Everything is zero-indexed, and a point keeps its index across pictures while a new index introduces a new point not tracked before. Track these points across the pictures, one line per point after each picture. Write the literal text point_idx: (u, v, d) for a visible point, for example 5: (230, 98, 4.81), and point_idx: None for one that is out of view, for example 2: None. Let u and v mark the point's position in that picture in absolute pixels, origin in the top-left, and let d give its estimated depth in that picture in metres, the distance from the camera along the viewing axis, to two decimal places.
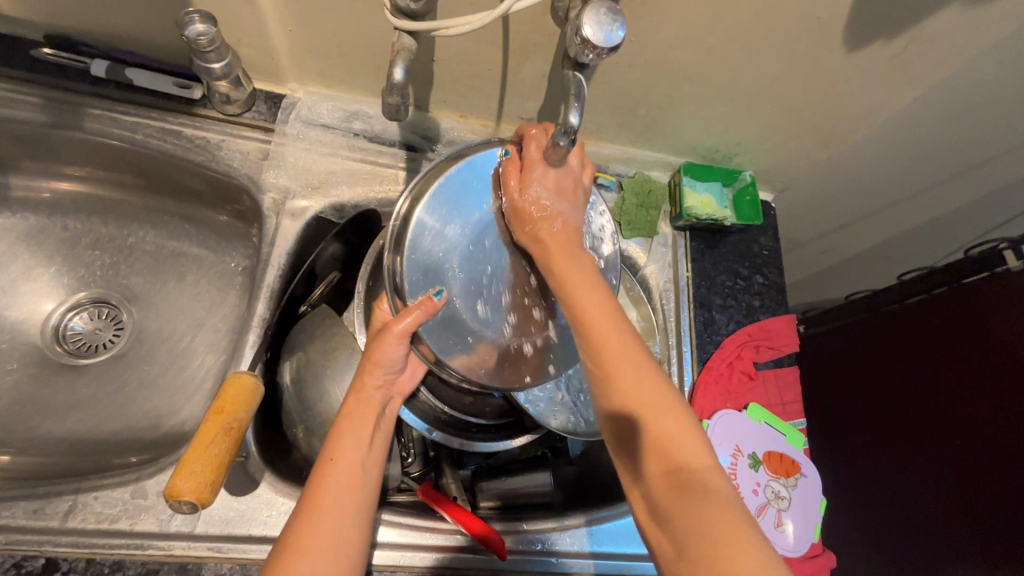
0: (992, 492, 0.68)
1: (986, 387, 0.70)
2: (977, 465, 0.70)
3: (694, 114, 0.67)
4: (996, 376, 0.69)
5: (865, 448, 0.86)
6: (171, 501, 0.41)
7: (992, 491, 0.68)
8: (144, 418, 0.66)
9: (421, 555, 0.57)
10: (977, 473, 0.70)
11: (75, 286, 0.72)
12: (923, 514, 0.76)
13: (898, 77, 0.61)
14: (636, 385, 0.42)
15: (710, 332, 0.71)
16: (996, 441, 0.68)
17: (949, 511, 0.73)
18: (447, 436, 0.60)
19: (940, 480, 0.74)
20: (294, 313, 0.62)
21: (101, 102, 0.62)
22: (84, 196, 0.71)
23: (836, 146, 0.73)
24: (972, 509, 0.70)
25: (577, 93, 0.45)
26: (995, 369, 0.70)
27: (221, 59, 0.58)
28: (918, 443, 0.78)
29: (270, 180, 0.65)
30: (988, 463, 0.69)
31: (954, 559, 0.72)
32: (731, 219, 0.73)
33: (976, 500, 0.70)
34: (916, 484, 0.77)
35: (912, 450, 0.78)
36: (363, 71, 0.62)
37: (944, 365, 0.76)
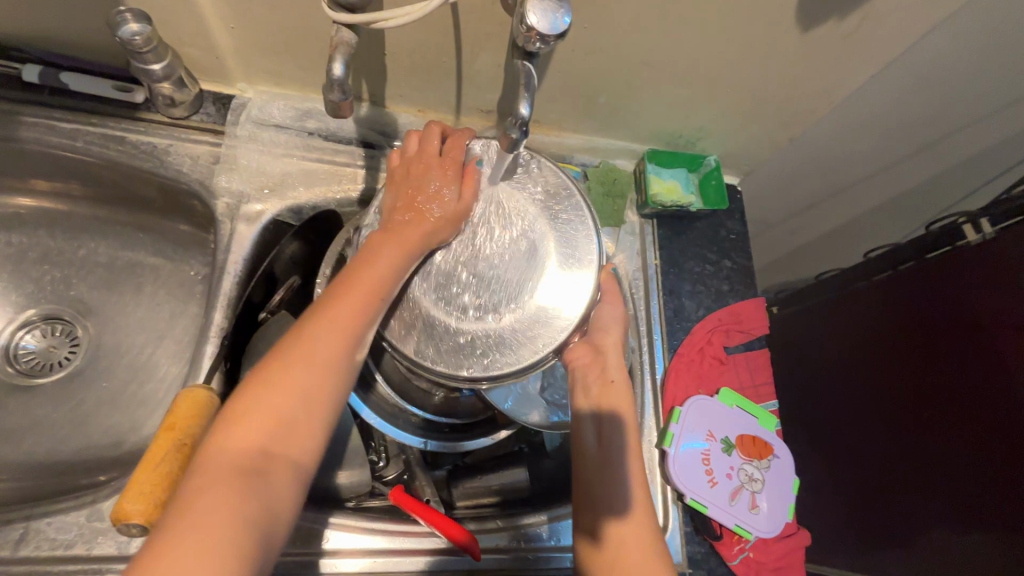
0: (968, 461, 0.69)
1: (957, 360, 0.71)
2: (953, 427, 0.71)
3: (654, 100, 0.66)
4: (964, 341, 0.71)
5: (838, 421, 0.87)
6: (119, 524, 0.39)
7: (967, 458, 0.69)
8: (107, 435, 0.64)
9: (394, 560, 0.56)
10: (954, 443, 0.70)
11: (25, 303, 0.69)
12: (902, 484, 0.76)
13: (853, 56, 0.61)
14: (634, 525, 0.53)
15: (680, 318, 0.71)
16: (970, 403, 0.69)
17: (926, 481, 0.73)
18: (443, 444, 0.61)
19: (919, 451, 0.74)
20: (253, 321, 0.60)
21: (36, 109, 0.59)
22: (32, 210, 0.69)
23: (797, 126, 0.73)
24: (948, 479, 0.70)
25: (528, 83, 0.44)
26: (965, 341, 0.70)
27: (159, 60, 0.55)
28: (894, 406, 0.79)
29: (222, 185, 0.63)
30: (965, 432, 0.69)
31: (930, 529, 0.72)
32: (697, 205, 0.73)
33: (952, 469, 0.70)
34: (895, 456, 0.78)
35: (889, 421, 0.79)
36: (313, 67, 0.61)
37: (916, 342, 0.77)
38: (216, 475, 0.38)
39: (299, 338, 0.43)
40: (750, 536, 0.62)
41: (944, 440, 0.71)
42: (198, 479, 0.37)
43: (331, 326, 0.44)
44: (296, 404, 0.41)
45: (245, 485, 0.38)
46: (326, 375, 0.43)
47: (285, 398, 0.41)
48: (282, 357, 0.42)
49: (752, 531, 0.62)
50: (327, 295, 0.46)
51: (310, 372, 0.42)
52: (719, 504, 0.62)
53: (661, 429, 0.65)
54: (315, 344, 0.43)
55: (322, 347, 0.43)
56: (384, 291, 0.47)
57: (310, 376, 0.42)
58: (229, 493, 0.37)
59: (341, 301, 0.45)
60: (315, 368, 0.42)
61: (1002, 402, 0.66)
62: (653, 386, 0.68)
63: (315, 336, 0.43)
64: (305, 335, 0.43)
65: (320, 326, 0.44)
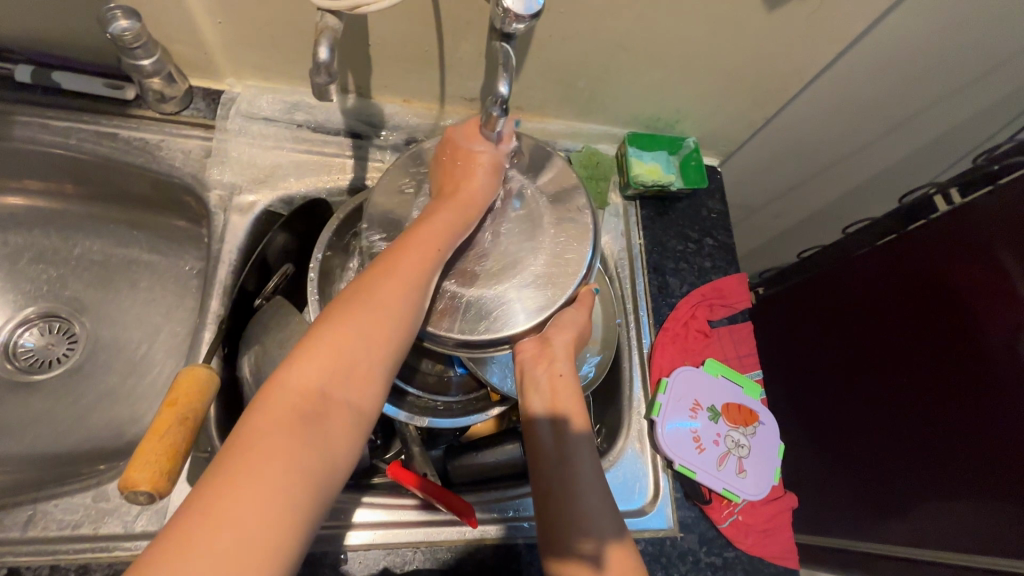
0: (952, 425, 0.71)
1: (935, 329, 0.74)
2: (936, 393, 0.73)
3: (631, 83, 0.68)
4: (941, 310, 0.74)
5: (823, 395, 0.89)
6: (126, 492, 0.40)
7: (953, 422, 0.71)
8: (108, 427, 0.66)
9: (393, 533, 0.57)
10: (936, 409, 0.73)
11: (23, 302, 0.70)
12: (889, 454, 0.78)
13: (820, 33, 0.63)
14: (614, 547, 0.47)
15: (665, 295, 0.73)
16: (950, 369, 0.72)
17: (911, 448, 0.75)
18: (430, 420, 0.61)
19: (907, 419, 0.76)
20: (248, 307, 0.61)
21: (29, 108, 0.61)
22: (28, 210, 0.70)
23: (771, 105, 0.75)
24: (934, 444, 0.73)
25: (506, 63, 0.46)
26: (941, 310, 0.74)
27: (149, 55, 0.57)
28: (877, 377, 0.81)
29: (214, 177, 0.65)
30: (947, 398, 0.72)
31: (921, 498, 0.73)
32: (678, 184, 0.75)
33: (937, 433, 0.72)
34: (881, 427, 0.79)
35: (874, 393, 0.81)
36: (299, 60, 0.62)
37: (896, 313, 0.80)
38: (278, 415, 0.37)
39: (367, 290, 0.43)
40: (738, 499, 0.64)
41: (930, 407, 0.74)
42: (262, 409, 0.37)
43: (409, 284, 0.45)
44: (359, 350, 0.41)
45: (306, 429, 0.37)
46: (395, 327, 0.43)
47: (358, 347, 0.41)
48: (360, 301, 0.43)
49: (740, 494, 0.64)
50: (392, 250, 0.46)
51: (372, 320, 0.42)
52: (707, 470, 0.64)
53: (650, 400, 0.68)
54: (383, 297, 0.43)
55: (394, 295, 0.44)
56: (441, 252, 0.48)
57: (375, 326, 0.42)
58: (291, 435, 0.36)
59: (411, 255, 0.46)
60: (385, 316, 0.43)
61: (979, 366, 0.69)
62: (641, 360, 0.70)
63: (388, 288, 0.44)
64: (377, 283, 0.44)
65: (394, 273, 0.44)
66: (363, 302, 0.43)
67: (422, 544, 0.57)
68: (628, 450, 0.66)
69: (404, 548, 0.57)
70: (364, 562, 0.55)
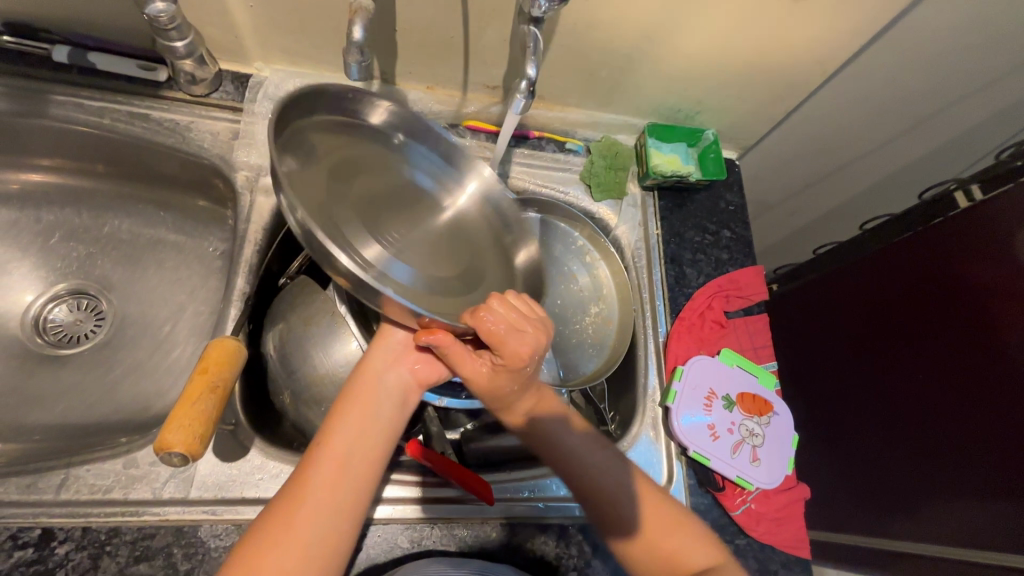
0: (965, 421, 0.71)
1: (951, 326, 0.74)
2: (954, 389, 0.73)
3: (653, 73, 0.69)
4: (959, 305, 0.74)
5: (835, 390, 0.89)
6: (162, 454, 0.41)
7: (970, 420, 0.71)
8: (133, 401, 0.67)
9: (413, 507, 0.58)
10: (946, 404, 0.74)
11: (53, 278, 0.72)
12: (899, 449, 0.78)
13: (845, 25, 0.63)
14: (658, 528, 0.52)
15: (681, 285, 0.73)
16: (968, 365, 0.72)
17: (921, 443, 0.75)
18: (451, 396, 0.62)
19: (922, 416, 0.76)
20: (273, 286, 0.65)
21: (65, 88, 0.62)
22: (61, 189, 0.72)
23: (792, 99, 0.75)
24: (945, 440, 0.73)
25: (534, 48, 0.48)
26: (960, 308, 0.73)
27: (183, 38, 0.58)
28: (891, 374, 0.81)
29: (241, 159, 0.66)
30: (961, 394, 0.72)
31: (931, 492, 0.73)
32: (697, 175, 0.75)
33: (955, 432, 0.72)
34: (893, 421, 0.80)
35: (888, 390, 0.81)
36: (328, 46, 0.63)
37: (912, 309, 0.79)
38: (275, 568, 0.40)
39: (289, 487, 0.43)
40: (751, 486, 0.64)
41: (948, 404, 0.73)
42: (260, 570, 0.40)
43: (367, 429, 0.48)
44: (334, 492, 0.44)
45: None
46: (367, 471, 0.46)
47: (335, 493, 0.44)
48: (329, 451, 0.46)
49: (753, 482, 0.65)
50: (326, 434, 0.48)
51: (343, 468, 0.45)
52: (721, 457, 0.65)
53: (665, 387, 0.68)
54: (319, 480, 0.44)
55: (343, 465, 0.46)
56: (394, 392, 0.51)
57: (347, 472, 0.45)
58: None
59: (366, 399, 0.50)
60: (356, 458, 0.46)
61: (998, 361, 0.68)
62: (656, 348, 0.71)
63: (323, 470, 0.45)
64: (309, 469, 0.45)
65: (358, 420, 0.49)
66: (333, 449, 0.46)
67: (439, 521, 0.58)
68: (643, 436, 0.66)
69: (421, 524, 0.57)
70: (384, 535, 0.56)
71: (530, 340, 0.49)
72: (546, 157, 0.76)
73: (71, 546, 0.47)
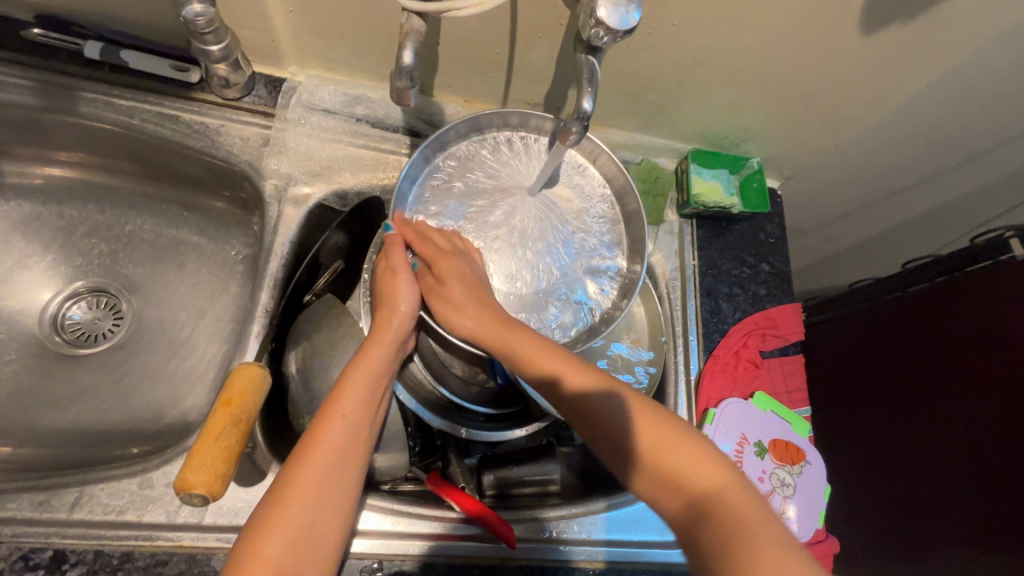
0: (992, 460, 0.65)
1: (981, 369, 0.67)
2: (986, 441, 0.66)
3: (703, 100, 0.66)
4: (992, 349, 0.66)
5: (850, 432, 0.82)
6: (182, 493, 0.40)
7: (1001, 474, 0.64)
8: (148, 408, 0.66)
9: (430, 544, 0.56)
10: (975, 446, 0.67)
11: (73, 275, 0.71)
12: (922, 490, 0.72)
13: (914, 62, 0.59)
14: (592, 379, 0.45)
15: (716, 321, 0.71)
16: (1002, 417, 0.64)
17: (943, 490, 0.69)
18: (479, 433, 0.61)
19: (946, 464, 0.69)
20: (299, 303, 0.61)
21: (95, 85, 0.60)
22: (82, 183, 0.70)
23: (846, 132, 0.72)
24: (972, 489, 0.67)
25: (591, 77, 0.45)
26: (991, 350, 0.66)
27: (219, 41, 0.56)
28: (913, 417, 0.74)
29: (271, 167, 0.64)
30: (989, 441, 0.65)
31: (957, 544, 0.68)
32: (739, 207, 0.72)
33: (983, 482, 0.66)
34: (911, 467, 0.74)
35: (907, 433, 0.75)
36: (366, 54, 0.61)
37: (937, 349, 0.72)
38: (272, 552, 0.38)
39: (257, 547, 0.38)
40: None
41: (974, 450, 0.67)
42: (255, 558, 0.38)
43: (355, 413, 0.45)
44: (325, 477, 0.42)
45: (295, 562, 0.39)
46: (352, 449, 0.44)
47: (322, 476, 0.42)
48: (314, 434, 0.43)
49: None
50: (290, 463, 0.42)
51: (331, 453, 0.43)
52: None
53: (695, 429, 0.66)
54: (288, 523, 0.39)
55: (323, 492, 0.41)
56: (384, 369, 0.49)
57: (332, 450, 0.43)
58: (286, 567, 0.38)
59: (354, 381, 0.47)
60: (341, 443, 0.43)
61: None
62: (687, 386, 0.69)
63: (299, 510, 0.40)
64: (279, 511, 0.39)
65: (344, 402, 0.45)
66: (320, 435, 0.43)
67: (455, 558, 0.56)
68: None
69: (436, 561, 0.56)
70: (401, 572, 0.54)
71: (451, 270, 0.52)
72: None
73: (81, 570, 0.45)
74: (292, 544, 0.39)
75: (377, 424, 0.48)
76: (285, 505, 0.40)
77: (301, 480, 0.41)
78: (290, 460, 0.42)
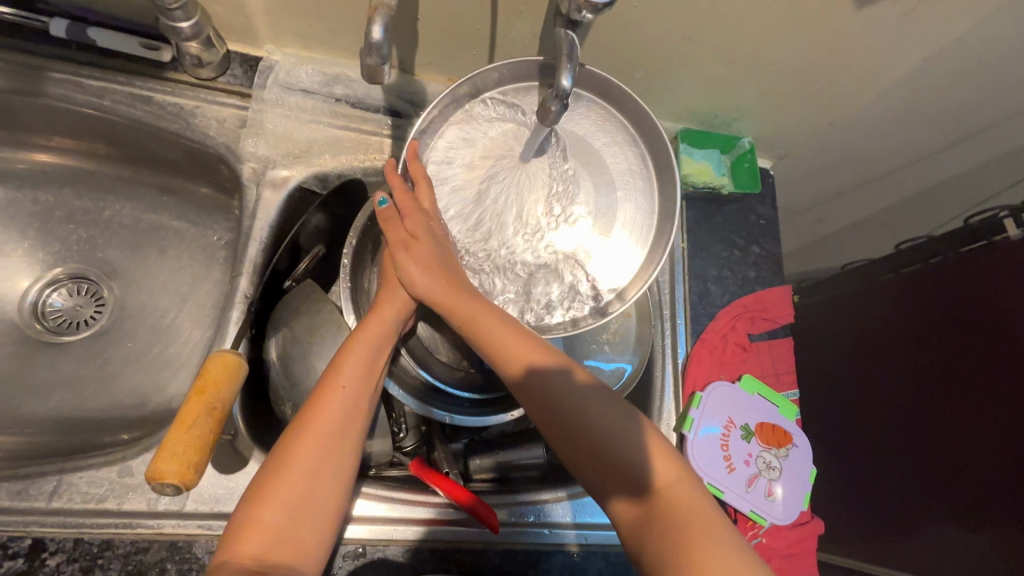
0: (977, 441, 0.65)
1: (971, 356, 0.66)
2: (971, 423, 0.66)
3: (693, 77, 0.64)
4: (980, 334, 0.66)
5: (838, 414, 0.83)
6: (154, 483, 0.40)
7: (985, 456, 0.64)
8: (132, 395, 0.65)
9: (413, 529, 0.56)
10: (960, 426, 0.67)
11: (52, 262, 0.69)
12: (905, 470, 0.73)
13: (908, 37, 0.58)
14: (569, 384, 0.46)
15: (705, 303, 0.70)
16: (988, 400, 0.64)
17: (925, 470, 0.70)
18: (463, 419, 0.60)
19: (932, 446, 0.70)
20: (278, 289, 0.61)
21: (64, 65, 0.58)
22: (57, 167, 0.68)
23: (839, 110, 0.70)
24: (951, 470, 0.67)
25: (570, 54, 0.43)
26: (996, 344, 0.64)
27: (188, 17, 0.54)
28: (901, 399, 0.74)
29: (248, 149, 0.62)
30: (975, 423, 0.65)
31: (934, 521, 0.69)
32: (729, 188, 0.71)
33: (964, 461, 0.66)
34: (897, 445, 0.74)
35: (893, 415, 0.75)
36: (343, 31, 0.59)
37: (939, 335, 0.70)
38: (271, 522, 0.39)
39: (255, 510, 0.39)
40: (765, 522, 0.63)
41: (961, 432, 0.67)
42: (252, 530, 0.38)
43: (355, 383, 0.45)
44: (324, 447, 0.42)
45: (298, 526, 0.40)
46: (352, 418, 0.44)
47: (321, 445, 0.42)
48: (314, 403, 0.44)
49: (767, 517, 0.63)
50: (289, 434, 0.42)
51: (333, 423, 0.43)
52: (736, 490, 0.63)
53: (681, 412, 0.66)
54: (290, 493, 0.40)
55: (322, 462, 0.42)
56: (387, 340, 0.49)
57: (332, 422, 0.43)
58: (288, 533, 0.39)
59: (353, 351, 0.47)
60: (341, 414, 0.44)
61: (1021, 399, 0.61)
62: (674, 370, 0.68)
63: (299, 479, 0.41)
64: (276, 479, 0.40)
65: (344, 371, 0.45)
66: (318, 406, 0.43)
67: (439, 542, 0.56)
68: None
69: (420, 546, 0.56)
70: (384, 557, 0.55)
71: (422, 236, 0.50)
72: None
73: (62, 558, 0.46)
74: (290, 511, 0.40)
75: (378, 396, 0.48)
76: (284, 476, 0.40)
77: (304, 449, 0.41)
78: (290, 430, 0.42)
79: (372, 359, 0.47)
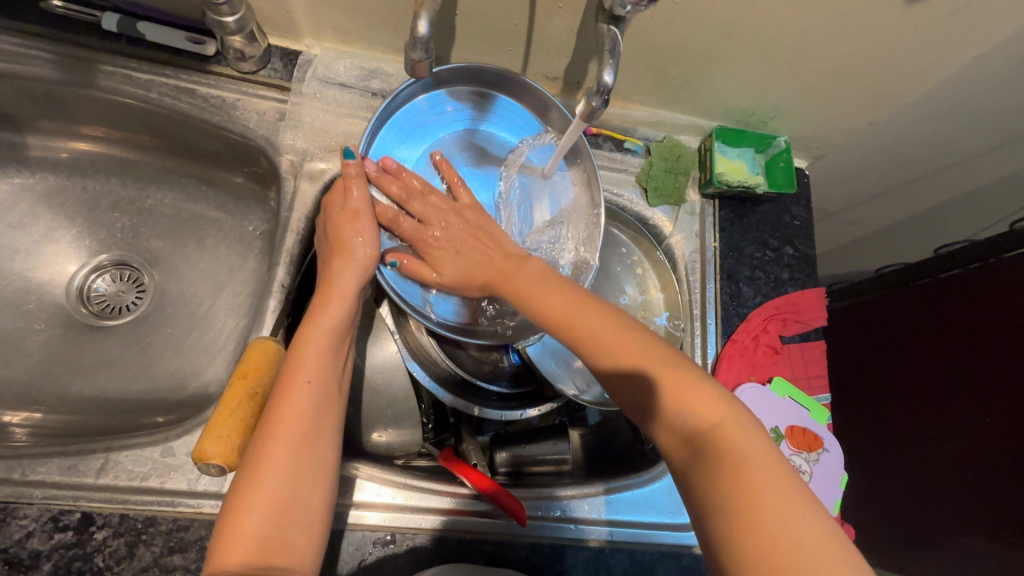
0: (992, 454, 0.65)
1: (990, 366, 0.66)
2: (987, 437, 0.65)
3: (731, 74, 0.63)
4: (999, 344, 0.65)
5: (866, 424, 0.82)
6: (200, 463, 0.42)
7: (1005, 469, 0.63)
8: (170, 379, 0.67)
9: (441, 518, 0.57)
10: (978, 439, 0.67)
11: (96, 248, 0.72)
12: (928, 481, 0.72)
13: (959, 34, 0.56)
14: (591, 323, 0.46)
15: (736, 304, 0.69)
16: (1005, 412, 0.64)
17: (949, 482, 0.69)
18: (490, 411, 0.60)
19: (951, 459, 0.69)
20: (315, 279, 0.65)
21: (114, 58, 0.61)
22: (104, 157, 0.71)
23: (881, 109, 0.68)
24: (968, 483, 0.67)
25: (613, 49, 0.44)
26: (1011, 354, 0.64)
27: (234, 12, 0.55)
28: (924, 412, 0.73)
29: (287, 142, 0.63)
30: (990, 435, 0.65)
31: (959, 533, 0.68)
32: (764, 187, 0.70)
33: (984, 474, 0.65)
34: (927, 449, 0.72)
35: (915, 427, 0.74)
36: (382, 26, 0.60)
37: (963, 347, 0.69)
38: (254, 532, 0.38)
39: (238, 525, 0.38)
40: None
41: (978, 445, 0.66)
42: (230, 540, 0.37)
43: (317, 380, 0.44)
44: (292, 450, 0.41)
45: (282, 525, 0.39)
46: (318, 415, 0.43)
47: (289, 449, 0.41)
48: (278, 403, 0.43)
49: None
50: (260, 435, 0.41)
51: (298, 422, 0.42)
52: None
53: None
54: (270, 499, 0.39)
55: (294, 464, 0.41)
56: (345, 332, 0.48)
57: (298, 420, 0.42)
58: (271, 535, 0.38)
59: (310, 345, 0.46)
60: (305, 414, 0.43)
61: None
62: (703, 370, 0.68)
63: (275, 482, 0.39)
64: (252, 490, 0.39)
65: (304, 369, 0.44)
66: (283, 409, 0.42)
67: (467, 533, 0.57)
68: None
69: (446, 536, 0.56)
70: (413, 544, 0.56)
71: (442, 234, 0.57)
72: (602, 156, 0.70)
73: (109, 532, 0.48)
74: (273, 516, 0.39)
75: (344, 392, 0.47)
76: (257, 486, 0.39)
77: (276, 454, 0.40)
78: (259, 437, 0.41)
79: (328, 354, 0.46)
